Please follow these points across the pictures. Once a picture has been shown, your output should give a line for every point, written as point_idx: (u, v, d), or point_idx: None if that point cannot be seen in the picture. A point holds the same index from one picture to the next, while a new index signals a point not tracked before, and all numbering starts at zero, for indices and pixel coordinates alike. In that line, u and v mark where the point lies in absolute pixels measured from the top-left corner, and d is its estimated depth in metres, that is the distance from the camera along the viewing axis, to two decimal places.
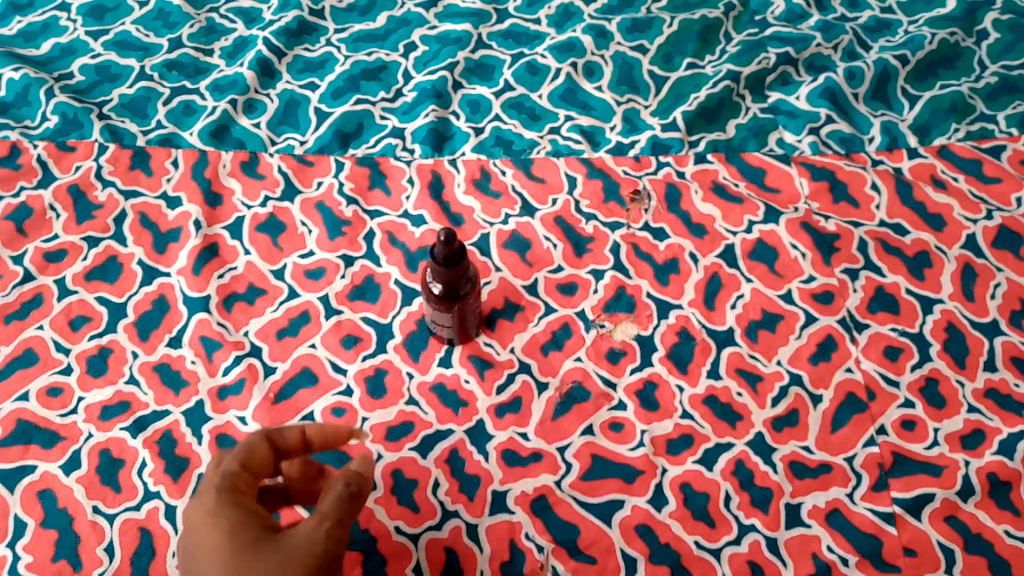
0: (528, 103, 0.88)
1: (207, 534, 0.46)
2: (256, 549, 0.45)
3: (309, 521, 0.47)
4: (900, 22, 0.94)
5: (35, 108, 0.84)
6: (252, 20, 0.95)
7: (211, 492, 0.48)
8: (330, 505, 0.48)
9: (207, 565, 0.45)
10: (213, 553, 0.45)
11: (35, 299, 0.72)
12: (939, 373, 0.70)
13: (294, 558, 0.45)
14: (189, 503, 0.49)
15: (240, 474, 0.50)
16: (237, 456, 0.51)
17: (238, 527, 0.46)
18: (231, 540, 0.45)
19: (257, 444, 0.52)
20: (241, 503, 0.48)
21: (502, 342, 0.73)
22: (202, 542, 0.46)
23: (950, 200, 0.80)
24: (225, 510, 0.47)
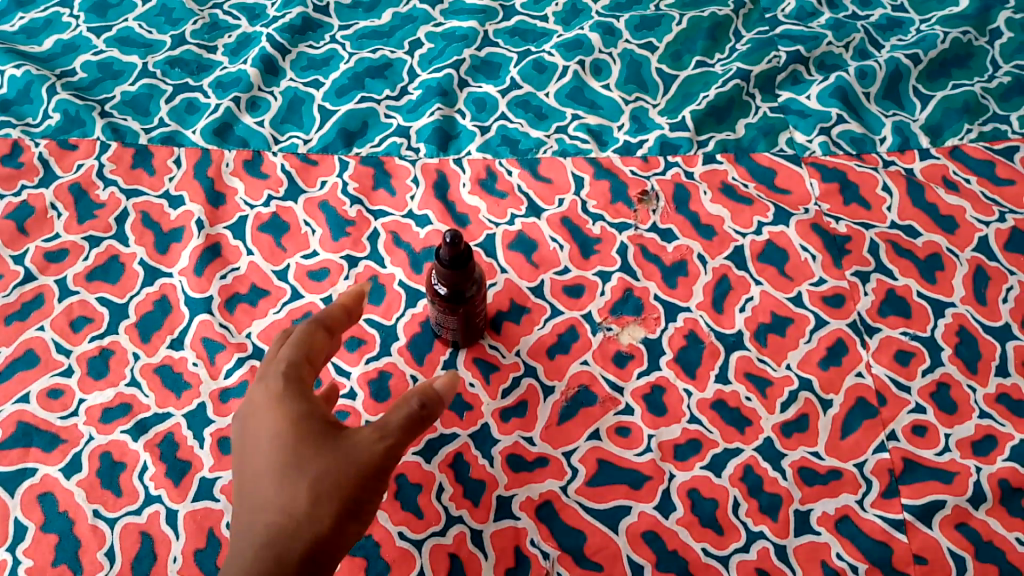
0: (535, 102, 0.87)
1: (270, 418, 0.47)
2: (314, 445, 0.46)
3: (370, 429, 0.46)
4: (912, 21, 0.93)
5: (37, 105, 0.83)
6: (256, 17, 0.94)
7: (278, 377, 0.49)
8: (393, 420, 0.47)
9: (263, 452, 0.47)
10: (273, 440, 0.47)
11: (36, 299, 0.72)
12: (951, 378, 0.69)
13: (349, 463, 0.46)
14: (255, 381, 0.50)
15: (307, 363, 0.50)
16: (303, 342, 0.51)
17: (300, 417, 0.47)
18: (291, 430, 0.46)
19: (318, 333, 0.52)
20: (305, 396, 0.49)
21: (508, 345, 0.72)
22: (265, 425, 0.47)
23: (962, 202, 0.78)
24: (287, 402, 0.48)
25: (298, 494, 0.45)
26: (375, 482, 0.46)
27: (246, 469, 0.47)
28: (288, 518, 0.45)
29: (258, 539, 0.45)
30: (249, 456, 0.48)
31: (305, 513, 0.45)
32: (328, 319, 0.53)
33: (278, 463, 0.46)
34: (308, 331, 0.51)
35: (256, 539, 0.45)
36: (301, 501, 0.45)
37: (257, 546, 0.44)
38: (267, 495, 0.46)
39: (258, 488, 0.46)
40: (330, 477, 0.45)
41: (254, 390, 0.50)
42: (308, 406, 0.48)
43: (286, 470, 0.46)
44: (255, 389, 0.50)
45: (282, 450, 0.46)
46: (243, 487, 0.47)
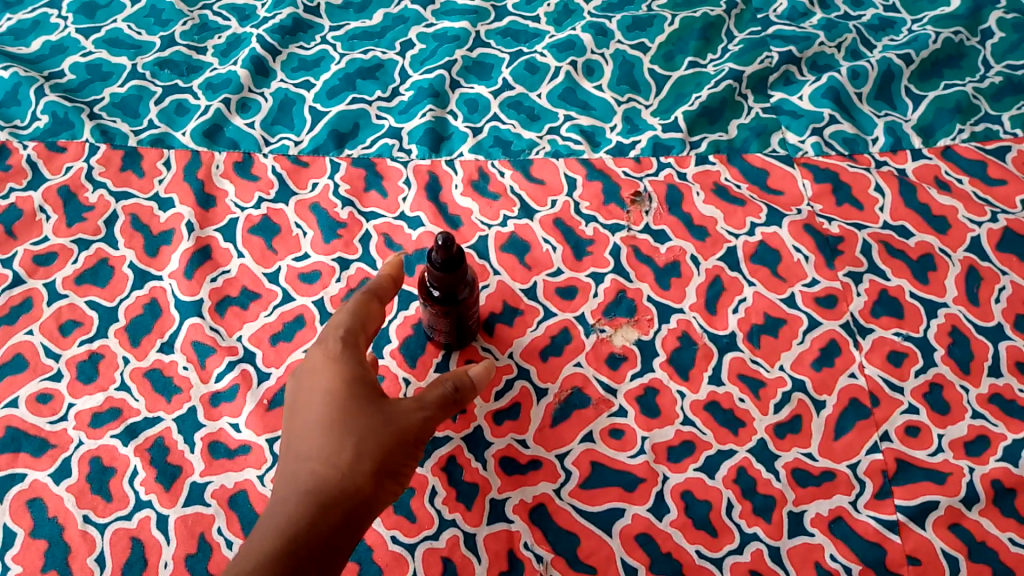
0: (527, 103, 0.86)
1: (326, 376, 0.53)
2: (366, 403, 0.52)
3: (413, 400, 0.54)
4: (903, 21, 0.93)
5: (24, 107, 0.83)
6: (246, 17, 0.93)
7: (336, 341, 0.55)
8: (432, 396, 0.55)
9: (317, 406, 0.52)
10: (328, 396, 0.52)
11: (25, 303, 0.71)
12: (944, 379, 0.69)
13: (393, 428, 0.52)
14: (314, 343, 0.56)
15: (361, 332, 0.56)
16: (359, 313, 0.57)
17: (354, 378, 0.53)
18: (345, 388, 0.52)
19: (373, 305, 0.58)
20: (358, 361, 0.54)
21: (501, 347, 0.71)
22: (320, 381, 0.53)
23: (954, 202, 0.78)
24: (344, 365, 0.53)
25: (348, 445, 0.51)
26: (412, 444, 0.53)
27: (297, 421, 0.53)
28: (334, 466, 0.50)
29: (304, 483, 0.50)
30: (302, 408, 0.53)
31: (351, 464, 0.50)
32: (381, 291, 0.59)
33: (331, 417, 0.51)
34: (364, 302, 0.58)
35: (302, 482, 0.50)
36: (348, 453, 0.50)
37: (305, 490, 0.49)
38: (318, 443, 0.51)
39: (308, 437, 0.51)
40: (377, 432, 0.51)
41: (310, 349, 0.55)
42: (362, 370, 0.54)
43: (340, 423, 0.51)
44: (311, 349, 0.55)
45: (335, 406, 0.52)
46: (291, 437, 0.53)
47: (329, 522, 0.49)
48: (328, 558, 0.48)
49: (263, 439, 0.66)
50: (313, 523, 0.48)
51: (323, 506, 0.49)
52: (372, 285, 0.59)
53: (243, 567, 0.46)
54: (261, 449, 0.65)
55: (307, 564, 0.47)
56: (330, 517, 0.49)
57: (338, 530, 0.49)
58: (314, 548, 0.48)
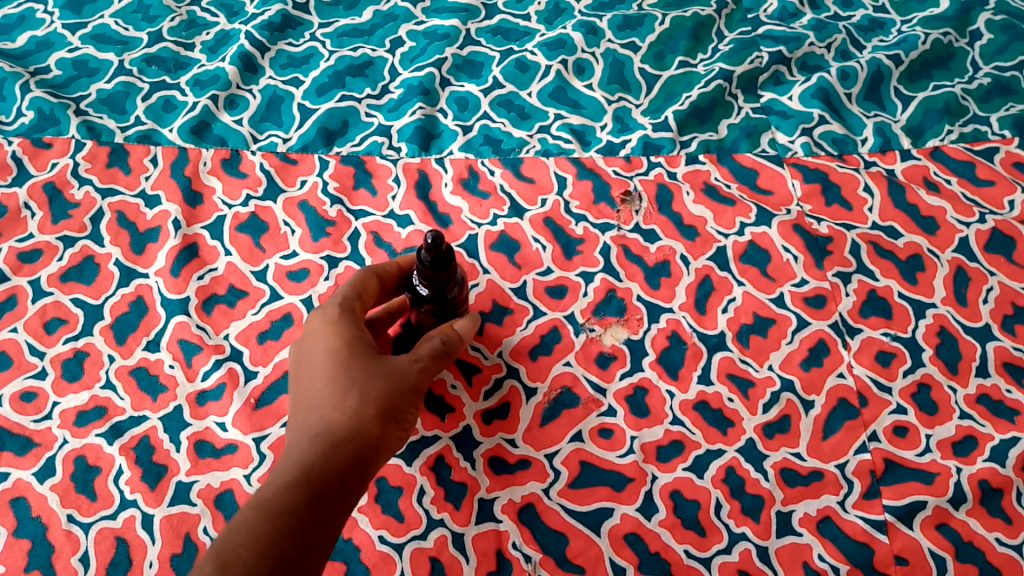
0: (517, 101, 0.86)
1: (327, 334, 0.54)
2: (364, 357, 0.53)
3: (408, 354, 0.55)
4: (893, 22, 0.93)
5: (9, 102, 0.82)
6: (234, 14, 0.93)
7: (333, 307, 0.56)
8: (425, 350, 0.56)
9: (319, 362, 0.53)
10: (329, 351, 0.53)
11: (9, 300, 0.70)
12: (932, 379, 0.69)
13: (392, 376, 0.53)
14: (312, 313, 0.57)
15: (357, 300, 0.58)
16: (355, 286, 0.59)
17: (353, 335, 0.54)
18: (345, 343, 0.53)
19: (370, 280, 0.60)
20: (355, 323, 0.55)
21: (490, 346, 0.71)
22: (320, 340, 0.54)
23: (943, 203, 0.79)
24: (341, 324, 0.54)
25: (352, 391, 0.51)
26: (411, 395, 0.54)
27: (301, 380, 0.53)
28: (340, 411, 0.50)
29: (313, 428, 0.50)
30: (304, 368, 0.53)
31: (356, 407, 0.51)
32: (379, 271, 0.61)
33: (334, 370, 0.52)
34: (362, 279, 0.59)
35: (311, 428, 0.50)
36: (352, 399, 0.51)
37: (315, 434, 0.49)
38: (323, 394, 0.51)
39: (313, 390, 0.52)
40: (379, 379, 0.52)
41: (308, 319, 0.56)
42: (359, 332, 0.55)
43: (342, 374, 0.52)
44: (309, 318, 0.56)
45: (336, 359, 0.52)
46: (298, 397, 0.53)
47: (341, 459, 0.49)
48: (345, 490, 0.48)
49: (250, 438, 0.65)
50: (327, 459, 0.48)
51: (335, 445, 0.49)
52: (372, 267, 0.61)
53: (262, 501, 0.46)
54: (248, 448, 0.65)
55: (323, 496, 0.47)
56: (341, 456, 0.49)
57: (350, 467, 0.49)
58: (328, 483, 0.48)
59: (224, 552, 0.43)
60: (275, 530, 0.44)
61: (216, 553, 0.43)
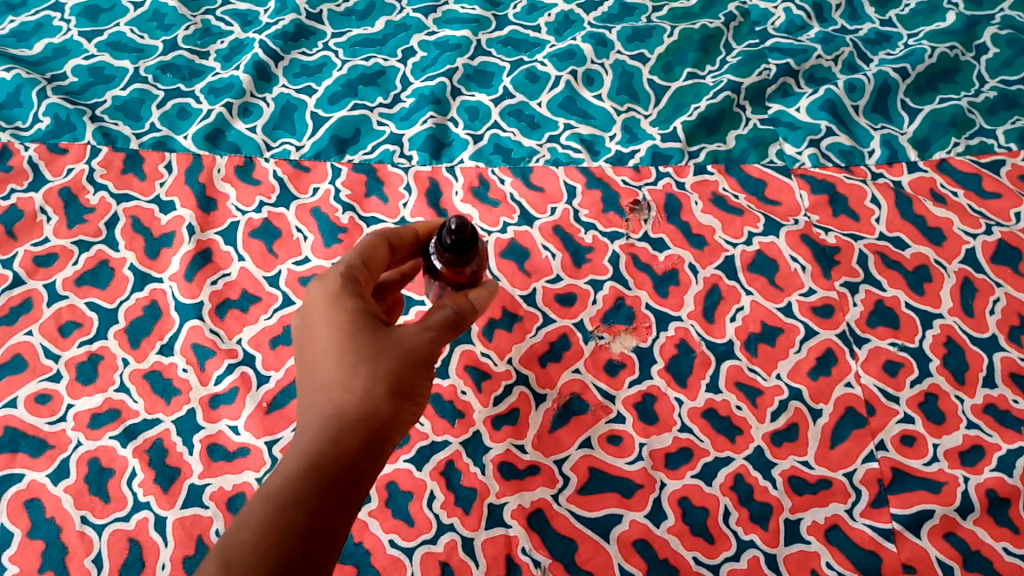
0: (527, 111, 0.87)
1: (329, 308, 0.50)
2: (373, 332, 0.50)
3: (417, 324, 0.51)
4: (899, 35, 0.94)
5: (26, 108, 0.83)
6: (248, 23, 0.94)
7: (336, 276, 0.52)
8: (436, 318, 0.52)
9: (323, 337, 0.49)
10: (335, 327, 0.49)
11: (25, 303, 0.71)
12: (939, 389, 0.70)
13: (401, 347, 0.50)
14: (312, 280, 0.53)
15: (362, 269, 0.54)
16: (360, 252, 0.54)
17: (358, 309, 0.50)
18: (350, 318, 0.50)
19: (378, 244, 0.56)
20: (359, 293, 0.52)
21: (500, 352, 0.72)
22: (322, 314, 0.50)
23: (950, 215, 0.79)
24: (344, 296, 0.51)
25: (362, 371, 0.48)
26: (423, 365, 0.51)
27: (306, 355, 0.50)
28: (350, 392, 0.48)
29: (322, 411, 0.47)
30: (309, 343, 0.50)
31: (367, 386, 0.48)
32: (390, 236, 0.57)
33: (341, 348, 0.49)
34: (370, 242, 0.55)
35: (321, 411, 0.47)
36: (362, 377, 0.48)
37: (324, 419, 0.47)
38: (331, 374, 0.48)
39: (319, 369, 0.49)
40: (390, 356, 0.49)
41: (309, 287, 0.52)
42: (365, 303, 0.51)
43: (350, 353, 0.49)
44: (310, 286, 0.52)
45: (342, 336, 0.49)
46: (303, 373, 0.50)
47: (353, 445, 0.47)
48: (358, 474, 0.46)
49: (262, 441, 0.66)
50: (338, 447, 0.46)
51: (346, 431, 0.47)
52: (384, 231, 0.57)
53: (270, 496, 0.44)
54: (260, 452, 0.66)
55: (336, 485, 0.45)
56: (352, 440, 0.47)
57: (363, 450, 0.47)
58: (339, 470, 0.46)
59: (231, 552, 0.42)
60: (285, 526, 0.43)
61: (221, 554, 0.42)
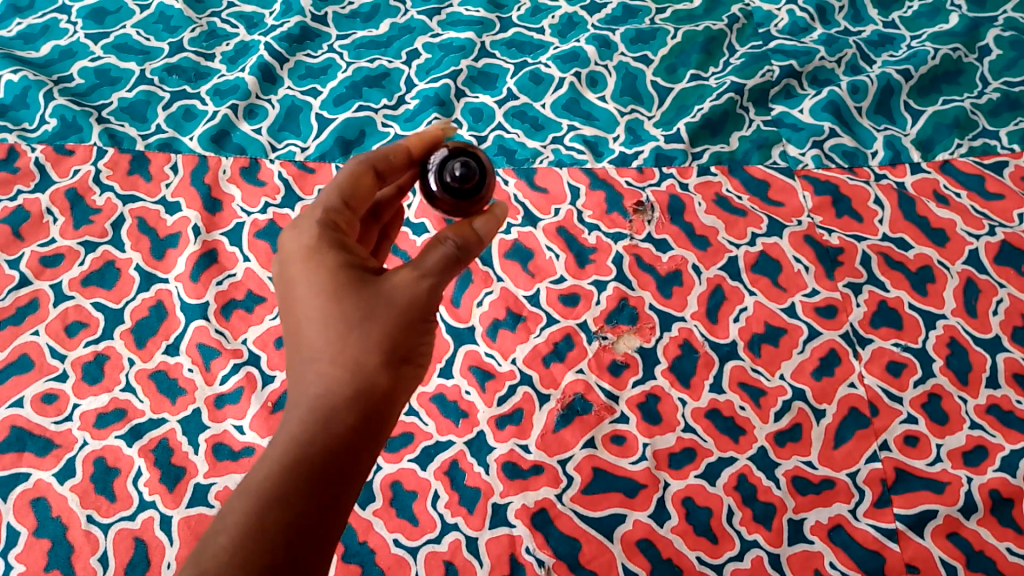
0: (531, 113, 0.88)
1: (309, 272, 0.48)
2: (356, 290, 0.48)
3: (410, 271, 0.48)
4: (902, 37, 0.94)
5: (33, 110, 0.84)
6: (254, 25, 0.95)
7: (311, 226, 0.49)
8: (433, 262, 0.49)
9: (307, 305, 0.48)
10: (314, 291, 0.48)
11: (31, 304, 0.72)
12: (942, 389, 0.70)
13: (393, 304, 0.48)
14: (288, 232, 0.50)
15: (343, 211, 0.51)
16: (338, 192, 0.51)
17: (340, 269, 0.48)
18: (332, 280, 0.48)
19: (364, 171, 0.52)
20: (341, 246, 0.50)
21: (504, 353, 0.72)
22: (303, 279, 0.48)
23: (953, 216, 0.79)
24: (322, 252, 0.49)
25: (347, 338, 0.47)
26: (421, 318, 0.49)
27: (293, 322, 0.49)
28: (342, 363, 0.47)
29: (315, 387, 0.47)
30: (294, 308, 0.49)
31: (358, 356, 0.47)
32: (376, 160, 0.53)
33: (322, 314, 0.48)
34: (354, 172, 0.52)
35: (313, 387, 0.47)
36: (353, 346, 0.47)
37: (315, 393, 0.47)
38: (316, 343, 0.48)
39: (306, 336, 0.48)
40: (377, 316, 0.48)
41: (285, 240, 0.50)
42: (346, 256, 0.49)
43: (333, 319, 0.47)
44: (286, 239, 0.50)
45: (326, 302, 0.48)
46: (293, 339, 0.50)
47: (343, 421, 0.46)
48: (356, 446, 0.47)
49: (267, 441, 0.66)
50: (328, 425, 0.46)
51: (335, 405, 0.47)
52: (370, 156, 0.53)
53: (254, 483, 0.44)
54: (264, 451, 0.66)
55: (325, 466, 0.45)
56: (346, 415, 0.47)
57: (358, 423, 0.47)
58: (335, 446, 0.46)
59: (209, 560, 0.41)
60: (262, 516, 0.42)
61: (199, 560, 0.41)
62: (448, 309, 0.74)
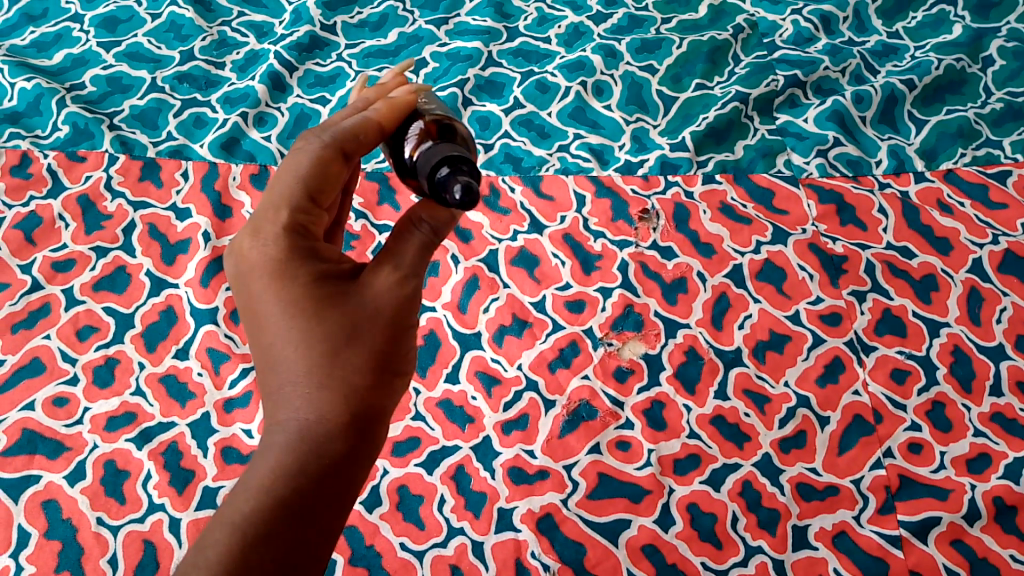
0: (537, 121, 0.88)
1: (279, 289, 0.46)
2: (337, 303, 0.47)
3: (393, 275, 0.48)
4: (906, 47, 0.95)
5: (46, 117, 0.85)
6: (263, 35, 0.96)
7: (278, 233, 0.46)
8: (411, 257, 0.49)
9: (280, 324, 0.46)
10: (287, 310, 0.46)
11: (43, 308, 0.72)
12: (946, 397, 0.70)
13: (377, 316, 0.47)
14: (248, 241, 0.47)
15: (309, 210, 0.48)
16: (301, 187, 0.47)
17: (313, 283, 0.47)
18: (306, 296, 0.46)
19: (333, 157, 0.48)
20: (310, 254, 0.47)
21: (510, 359, 0.73)
22: (273, 296, 0.46)
23: (956, 224, 0.80)
24: (292, 267, 0.46)
25: (330, 355, 0.46)
26: (404, 322, 0.48)
27: (263, 339, 0.47)
28: (324, 383, 0.46)
29: (297, 409, 0.46)
30: (263, 325, 0.47)
31: (340, 374, 0.46)
32: (344, 142, 0.48)
33: (302, 332, 0.46)
34: (321, 158, 0.47)
35: (295, 410, 0.46)
36: (334, 364, 0.46)
37: (298, 416, 0.46)
38: (295, 362, 0.46)
39: (279, 354, 0.47)
40: (362, 329, 0.47)
41: (246, 248, 0.47)
42: (320, 263, 0.47)
43: (314, 337, 0.46)
44: (248, 246, 0.47)
45: (301, 321, 0.46)
46: (263, 357, 0.48)
47: (330, 441, 0.45)
48: (347, 465, 0.46)
49: None
50: (315, 450, 0.45)
51: (320, 428, 0.45)
52: (335, 136, 0.48)
53: (238, 518, 0.43)
54: None
55: (315, 486, 0.45)
56: (332, 437, 0.45)
57: (348, 443, 0.46)
58: (323, 468, 0.45)
59: None
60: (251, 553, 0.42)
61: None
62: (454, 315, 0.75)
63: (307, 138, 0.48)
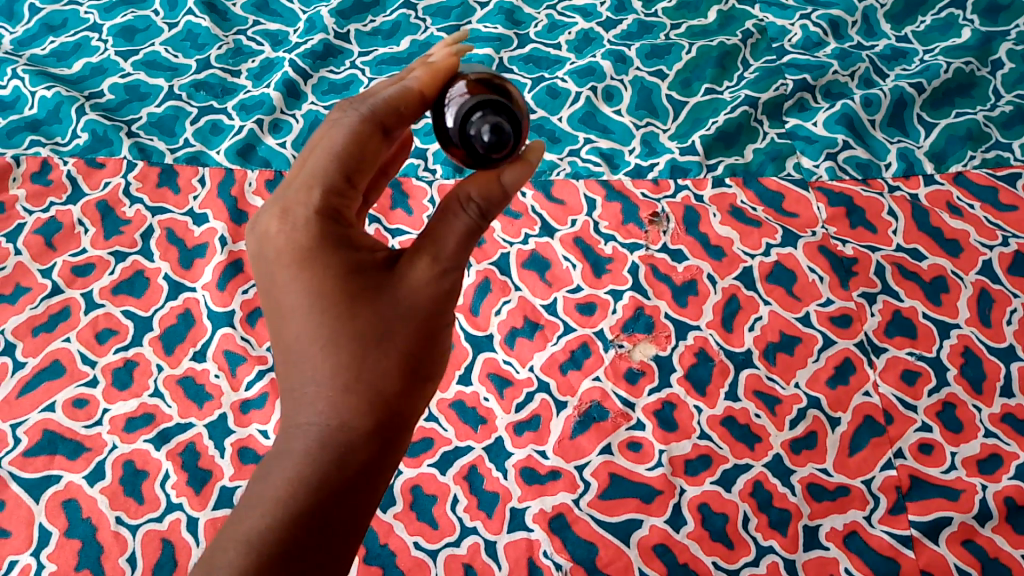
0: (548, 126, 0.89)
1: (307, 283, 0.47)
2: (369, 299, 0.47)
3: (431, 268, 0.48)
4: (915, 51, 0.96)
5: (65, 125, 0.87)
6: (279, 43, 0.98)
7: (308, 218, 0.47)
8: (451, 246, 0.49)
9: (306, 321, 0.47)
10: (317, 306, 0.47)
11: (63, 311, 0.74)
12: (957, 398, 0.70)
13: (409, 314, 0.48)
14: (276, 225, 0.47)
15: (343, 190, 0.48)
16: (336, 166, 0.47)
17: (343, 278, 0.47)
18: (335, 291, 0.47)
19: (370, 132, 0.48)
20: (341, 241, 0.48)
21: (522, 360, 0.74)
22: (299, 291, 0.47)
23: (966, 226, 0.80)
24: (323, 256, 0.47)
25: (359, 355, 0.47)
26: (435, 319, 0.49)
27: (287, 334, 0.48)
28: (351, 383, 0.47)
29: (322, 410, 0.47)
30: (289, 319, 0.48)
31: (368, 375, 0.47)
32: (383, 116, 0.49)
33: (331, 331, 0.47)
34: (357, 133, 0.48)
35: (320, 412, 0.47)
36: (362, 363, 0.47)
37: (323, 417, 0.46)
38: (321, 361, 0.47)
39: (305, 351, 0.47)
40: (392, 329, 0.47)
41: (274, 233, 0.47)
42: (352, 253, 0.48)
43: (341, 337, 0.47)
44: (276, 230, 0.47)
45: (330, 317, 0.47)
46: (285, 352, 0.48)
47: (355, 445, 0.46)
48: (371, 470, 0.47)
49: None
50: (337, 455, 0.46)
51: (343, 434, 0.46)
52: (372, 109, 0.49)
53: (252, 534, 0.44)
54: None
55: (337, 492, 0.45)
56: (357, 440, 0.46)
57: (371, 447, 0.47)
58: (347, 473, 0.46)
59: None
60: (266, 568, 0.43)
61: None
62: (467, 317, 0.76)
63: (345, 112, 0.49)
